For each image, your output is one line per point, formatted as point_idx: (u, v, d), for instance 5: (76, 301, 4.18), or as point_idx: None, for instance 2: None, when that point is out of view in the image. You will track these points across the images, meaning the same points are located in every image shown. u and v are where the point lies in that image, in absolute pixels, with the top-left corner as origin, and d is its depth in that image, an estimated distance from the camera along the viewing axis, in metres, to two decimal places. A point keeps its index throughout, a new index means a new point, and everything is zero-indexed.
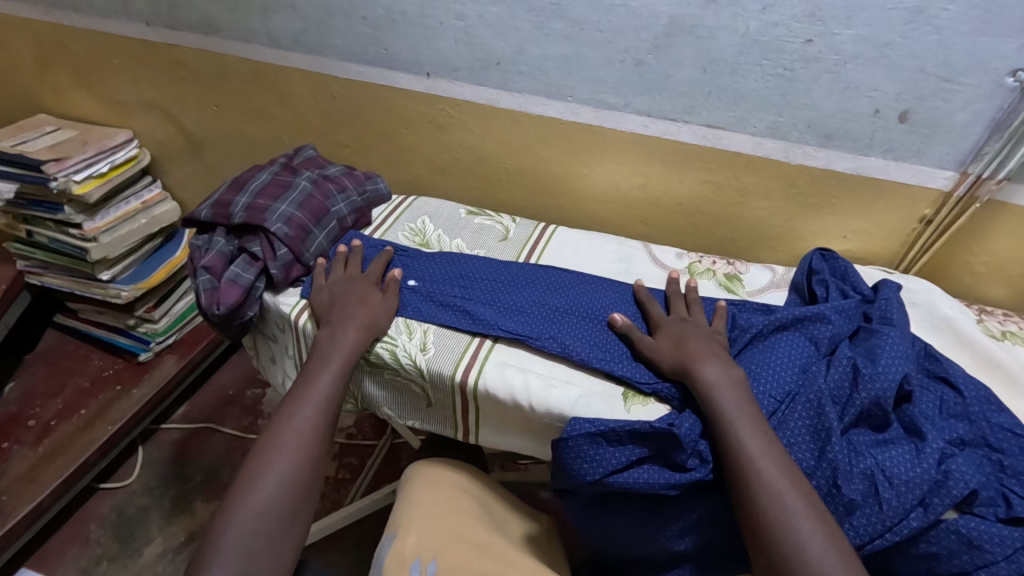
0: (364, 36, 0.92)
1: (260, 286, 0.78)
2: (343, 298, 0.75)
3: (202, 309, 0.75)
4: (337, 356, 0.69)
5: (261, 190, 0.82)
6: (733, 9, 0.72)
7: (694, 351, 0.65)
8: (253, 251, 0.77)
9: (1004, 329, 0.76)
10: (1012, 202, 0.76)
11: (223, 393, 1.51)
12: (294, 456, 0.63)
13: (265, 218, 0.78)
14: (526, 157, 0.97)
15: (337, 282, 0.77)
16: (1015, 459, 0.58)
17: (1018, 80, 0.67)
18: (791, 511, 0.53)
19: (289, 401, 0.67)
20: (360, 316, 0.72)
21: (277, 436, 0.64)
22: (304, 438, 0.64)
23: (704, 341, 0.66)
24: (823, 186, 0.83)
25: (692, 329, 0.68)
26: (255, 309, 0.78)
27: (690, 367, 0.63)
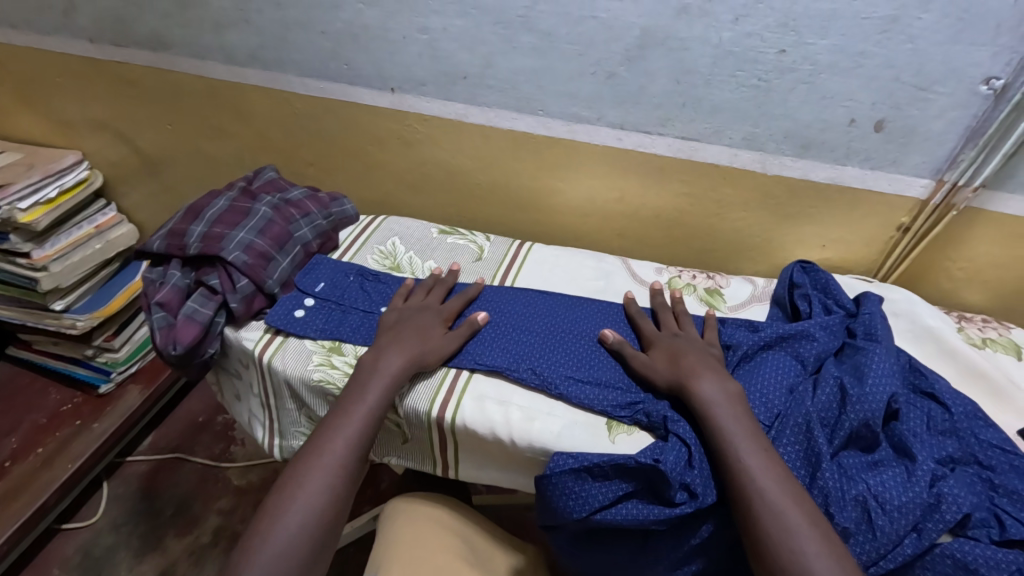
0: (324, 51, 0.88)
1: (220, 321, 0.74)
2: (399, 324, 0.71)
3: (158, 349, 0.71)
4: (376, 385, 0.64)
5: (218, 218, 0.78)
6: (705, 20, 0.69)
7: (689, 366, 0.63)
8: (211, 284, 0.73)
9: (984, 335, 0.75)
10: (989, 209, 0.76)
11: (193, 419, 1.45)
12: (317, 496, 0.58)
13: (222, 247, 0.74)
14: (498, 172, 0.94)
15: (400, 312, 0.73)
16: (1006, 477, 0.57)
17: (992, 88, 0.66)
18: (798, 534, 0.51)
19: (322, 430, 0.62)
20: (411, 345, 0.67)
21: (305, 471, 0.59)
22: (332, 474, 0.59)
23: (699, 355, 0.65)
24: (800, 195, 0.82)
25: (685, 343, 0.67)
26: (217, 345, 0.74)
27: (687, 382, 0.62)
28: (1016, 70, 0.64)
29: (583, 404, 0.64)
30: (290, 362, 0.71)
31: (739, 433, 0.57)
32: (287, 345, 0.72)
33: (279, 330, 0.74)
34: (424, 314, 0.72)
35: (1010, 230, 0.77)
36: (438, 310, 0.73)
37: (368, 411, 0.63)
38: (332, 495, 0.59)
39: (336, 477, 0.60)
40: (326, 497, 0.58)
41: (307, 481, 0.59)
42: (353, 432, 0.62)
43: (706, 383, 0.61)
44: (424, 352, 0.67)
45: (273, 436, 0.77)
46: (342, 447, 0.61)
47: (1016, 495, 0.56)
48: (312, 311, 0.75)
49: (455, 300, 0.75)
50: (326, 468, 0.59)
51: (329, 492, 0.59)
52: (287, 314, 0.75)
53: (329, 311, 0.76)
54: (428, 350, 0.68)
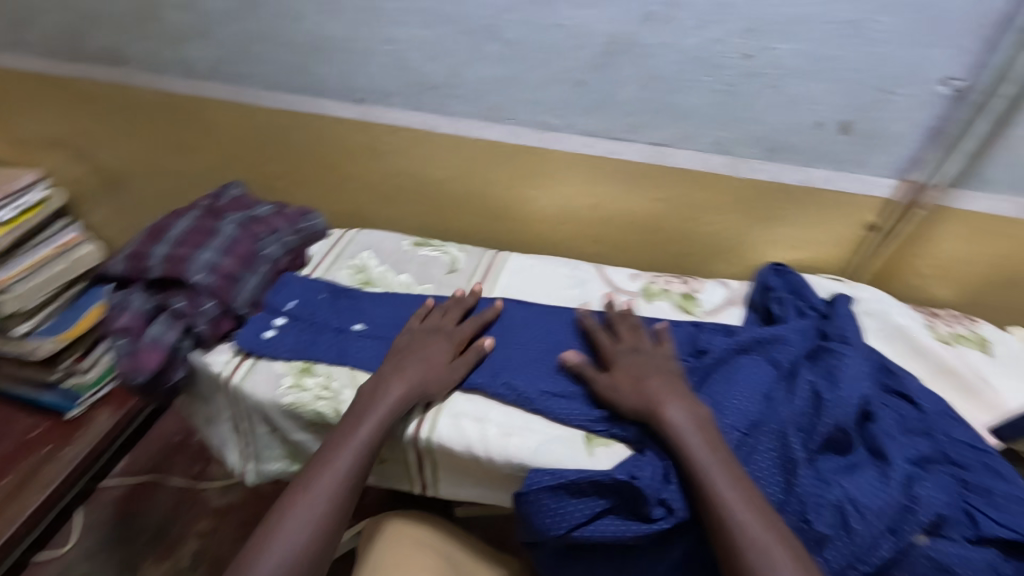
0: (287, 63, 0.86)
1: (186, 345, 0.71)
2: (411, 348, 0.68)
3: (120, 377, 0.69)
4: (372, 416, 0.62)
5: (181, 239, 0.76)
6: (670, 26, 0.69)
7: (652, 392, 0.61)
8: (174, 308, 0.71)
9: (954, 332, 0.76)
10: (952, 206, 0.77)
11: (168, 440, 1.36)
12: (298, 533, 0.56)
13: (186, 269, 0.72)
14: (470, 181, 0.93)
15: (413, 333, 0.71)
16: (977, 475, 0.58)
17: (951, 88, 0.67)
18: (779, 569, 0.49)
19: (313, 462, 0.60)
20: (413, 375, 0.65)
21: (291, 505, 0.57)
22: (320, 510, 0.57)
23: (664, 376, 0.63)
24: (771, 197, 0.82)
25: (647, 361, 0.65)
26: (183, 370, 0.72)
27: (656, 411, 0.60)
28: (974, 70, 0.65)
29: (560, 418, 0.64)
30: (262, 388, 0.69)
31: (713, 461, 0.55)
32: (256, 368, 0.71)
33: (249, 352, 0.72)
34: (435, 338, 0.70)
35: (974, 226, 0.78)
36: (450, 333, 0.71)
37: (359, 442, 0.61)
38: (317, 531, 0.56)
39: (321, 512, 0.57)
40: (310, 532, 0.56)
41: (292, 515, 0.57)
42: (344, 465, 0.59)
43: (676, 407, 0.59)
44: (427, 383, 0.65)
45: (246, 462, 0.75)
46: (332, 482, 0.59)
47: (988, 493, 0.56)
48: (282, 332, 0.74)
49: (468, 323, 0.72)
50: (314, 504, 0.57)
51: (313, 527, 0.56)
52: (256, 337, 0.72)
53: (299, 331, 0.74)
54: (432, 381, 0.65)
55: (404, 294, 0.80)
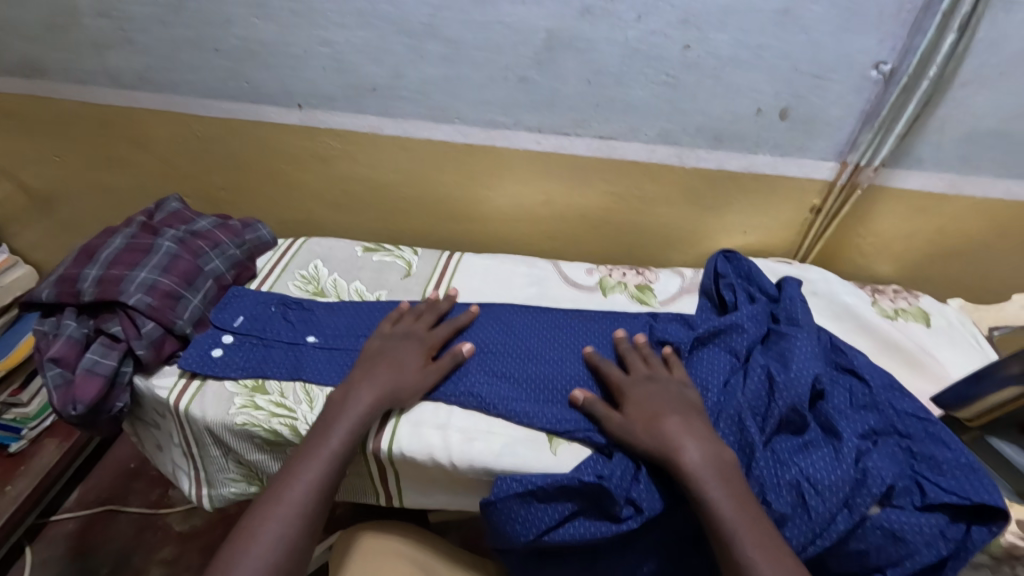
0: (221, 69, 0.83)
1: (127, 370, 0.68)
2: (383, 354, 0.67)
3: (56, 410, 0.65)
4: (343, 418, 0.61)
5: (115, 259, 0.72)
6: (609, 20, 0.69)
7: (668, 433, 0.57)
8: (112, 332, 0.67)
9: (896, 306, 0.79)
10: (889, 185, 0.80)
11: (125, 466, 1.29)
12: (271, 549, 0.53)
13: (121, 290, 0.68)
14: (421, 183, 0.91)
15: (385, 338, 0.69)
16: (923, 444, 0.60)
17: (880, 72, 0.69)
18: None
19: (282, 476, 0.58)
20: (384, 381, 0.64)
21: (259, 521, 0.55)
22: (291, 523, 0.55)
23: (679, 413, 0.59)
24: (718, 185, 0.84)
25: (661, 396, 0.61)
26: (126, 398, 0.68)
27: (671, 453, 0.56)
28: (901, 55, 0.67)
29: (522, 420, 0.63)
30: (213, 412, 0.66)
31: (725, 499, 0.52)
32: (205, 389, 0.68)
33: (195, 373, 0.69)
34: (408, 343, 0.68)
35: (909, 204, 0.81)
36: (422, 338, 0.69)
37: (331, 453, 0.59)
38: (288, 547, 0.54)
39: (290, 527, 0.55)
40: (281, 549, 0.54)
41: (261, 531, 0.54)
42: (315, 477, 0.57)
43: (693, 443, 0.56)
44: (397, 391, 0.63)
45: (200, 487, 0.72)
46: (303, 495, 0.56)
47: (934, 461, 0.58)
48: (230, 350, 0.71)
49: (441, 327, 0.71)
50: (286, 517, 0.55)
51: (281, 543, 0.54)
52: (204, 357, 0.69)
53: (248, 348, 0.71)
54: (404, 387, 0.64)
55: (358, 301, 0.78)
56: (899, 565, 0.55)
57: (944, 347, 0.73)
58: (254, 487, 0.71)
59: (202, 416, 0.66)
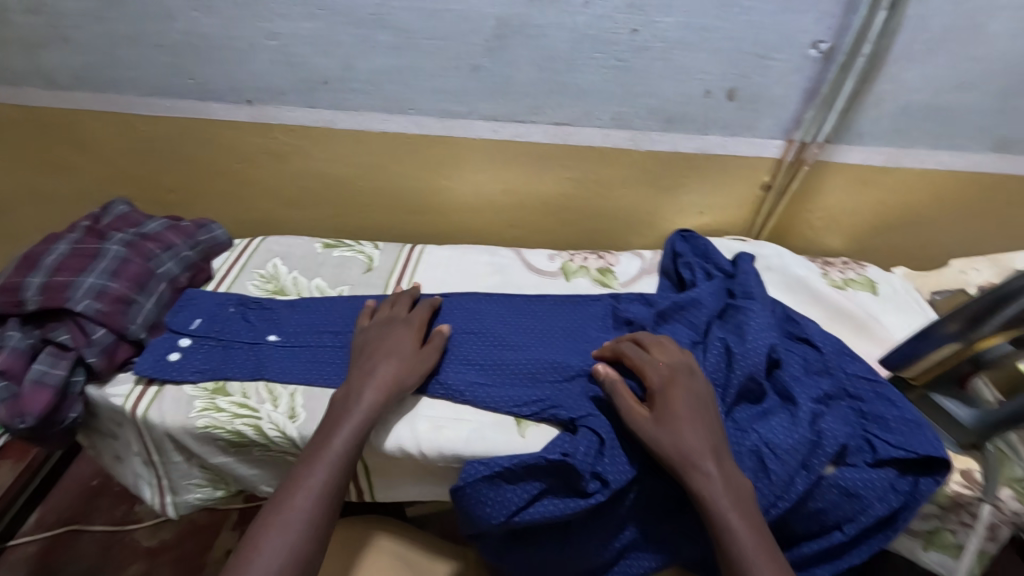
0: (164, 66, 0.80)
1: (79, 380, 0.66)
2: (376, 344, 0.66)
3: (4, 425, 0.62)
4: (353, 416, 0.59)
5: (60, 265, 0.69)
6: (557, 6, 0.70)
7: (690, 447, 0.54)
8: (59, 341, 0.65)
9: (846, 277, 0.82)
10: (833, 160, 0.83)
11: (85, 485, 1.22)
12: (275, 557, 0.52)
13: (67, 297, 0.66)
14: (379, 176, 0.90)
15: (370, 329, 0.69)
16: (873, 404, 0.63)
17: (820, 51, 0.71)
18: None
19: (288, 483, 0.56)
20: (384, 371, 0.63)
21: (265, 526, 0.53)
22: (297, 526, 0.53)
23: (704, 424, 0.56)
24: (673, 167, 0.85)
25: (687, 402, 0.58)
26: (79, 408, 0.66)
27: (690, 468, 0.54)
28: (838, 33, 0.69)
29: (489, 406, 0.64)
30: (178, 419, 0.64)
31: (741, 525, 0.51)
32: (163, 394, 0.66)
33: (152, 378, 0.67)
34: (396, 329, 0.68)
35: (854, 178, 0.84)
36: (407, 322, 0.69)
37: (336, 456, 0.57)
38: (295, 554, 0.52)
39: (300, 532, 0.53)
40: (289, 553, 0.52)
41: (267, 537, 0.53)
42: (321, 479, 0.56)
43: (713, 463, 0.54)
44: (399, 375, 0.63)
45: (163, 495, 0.70)
46: (308, 500, 0.55)
47: (883, 420, 0.61)
48: (186, 354, 0.69)
49: (422, 310, 0.71)
50: (292, 520, 0.54)
51: (289, 549, 0.52)
52: (160, 364, 0.67)
53: (206, 350, 0.69)
54: (407, 370, 0.64)
55: (318, 297, 0.77)
56: (853, 520, 0.58)
57: (890, 312, 0.77)
58: (220, 492, 0.70)
59: (166, 422, 0.64)
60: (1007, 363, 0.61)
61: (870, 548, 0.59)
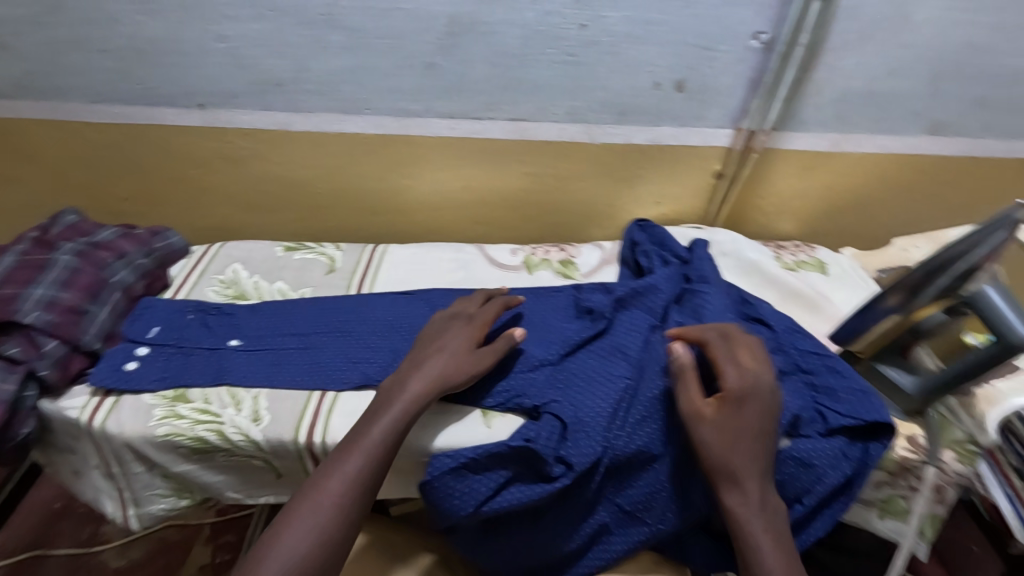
0: (110, 71, 0.79)
1: (31, 394, 0.63)
2: (435, 342, 0.65)
3: None
4: (397, 405, 0.59)
5: (5, 278, 0.67)
6: (506, 3, 0.71)
7: (736, 466, 0.54)
8: (6, 355, 0.62)
9: (797, 259, 0.85)
10: (780, 147, 0.86)
11: (49, 509, 1.14)
12: (301, 540, 0.51)
13: (15, 309, 0.64)
14: (339, 177, 0.90)
15: (436, 325, 0.68)
16: (823, 377, 0.65)
17: (760, 41, 0.74)
18: None
19: (325, 465, 0.56)
20: (432, 370, 0.61)
21: (294, 512, 0.52)
22: (328, 512, 0.53)
23: (758, 443, 0.55)
24: (629, 159, 0.87)
25: (751, 417, 0.56)
26: (32, 423, 0.64)
27: (730, 482, 0.54)
28: (776, 24, 0.72)
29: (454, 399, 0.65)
30: (140, 429, 0.63)
31: (769, 547, 0.52)
32: (121, 404, 0.65)
33: (110, 389, 0.66)
34: (459, 326, 0.66)
35: (800, 164, 0.88)
36: (471, 317, 0.67)
37: (373, 445, 0.56)
38: (322, 541, 0.52)
39: (331, 519, 0.52)
40: (318, 540, 0.51)
41: (294, 523, 0.52)
42: (355, 467, 0.55)
43: (754, 484, 0.54)
44: (444, 379, 0.61)
45: (127, 507, 0.69)
46: (341, 484, 0.54)
47: (833, 392, 0.64)
48: (143, 364, 0.67)
49: (491, 305, 0.69)
50: (324, 506, 0.53)
51: (318, 536, 0.52)
52: (117, 376, 0.66)
53: (164, 359, 0.68)
54: (453, 375, 0.61)
55: (280, 300, 0.76)
56: (813, 492, 0.60)
57: (840, 291, 0.80)
58: (185, 500, 0.69)
59: (128, 432, 0.63)
60: (948, 333, 0.65)
61: (832, 518, 0.60)
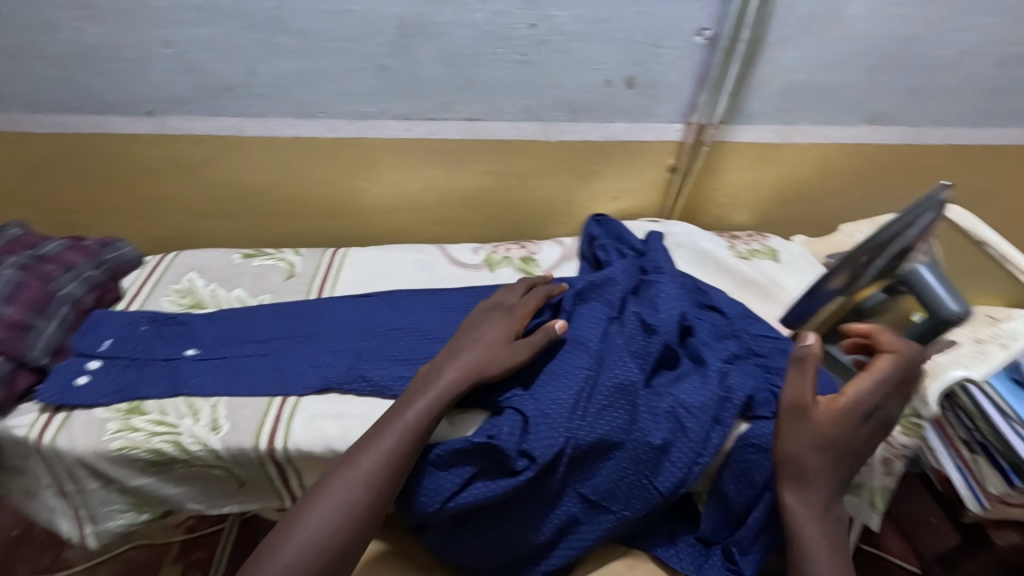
0: (52, 79, 0.77)
1: None
2: (474, 332, 0.66)
3: None
4: (428, 391, 0.60)
5: None
6: (454, 4, 0.72)
7: (813, 470, 0.55)
8: None
9: (750, 248, 0.88)
10: (729, 140, 0.89)
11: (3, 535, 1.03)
12: (333, 512, 0.53)
13: None
14: (296, 182, 0.88)
15: (475, 316, 0.69)
16: (774, 359, 0.67)
17: (704, 38, 0.76)
18: None
19: (362, 441, 0.57)
20: (467, 360, 0.62)
21: (323, 490, 0.54)
22: (357, 490, 0.54)
23: (842, 453, 0.56)
24: (585, 156, 0.89)
25: (849, 428, 0.56)
26: None
27: (800, 483, 0.55)
28: (717, 21, 0.75)
29: None
30: (96, 443, 0.61)
31: (820, 551, 0.54)
32: (72, 420, 0.63)
33: (59, 406, 0.64)
34: (500, 318, 0.68)
35: (750, 156, 0.90)
36: (511, 309, 0.69)
37: (408, 423, 0.58)
38: (350, 518, 0.53)
39: (368, 492, 0.54)
40: (348, 516, 0.53)
41: (327, 497, 0.53)
42: (388, 445, 0.56)
43: (824, 489, 0.55)
44: (479, 370, 0.61)
45: (83, 525, 0.67)
46: (373, 463, 0.55)
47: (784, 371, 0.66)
48: (95, 376, 0.65)
49: (531, 297, 0.70)
50: (357, 482, 0.54)
51: (348, 511, 0.53)
52: (66, 390, 0.64)
53: (115, 372, 0.66)
54: (487, 366, 0.62)
55: (237, 307, 0.75)
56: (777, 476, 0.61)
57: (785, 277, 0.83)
58: (146, 514, 0.68)
59: (83, 446, 0.61)
60: (885, 312, 0.68)
61: None
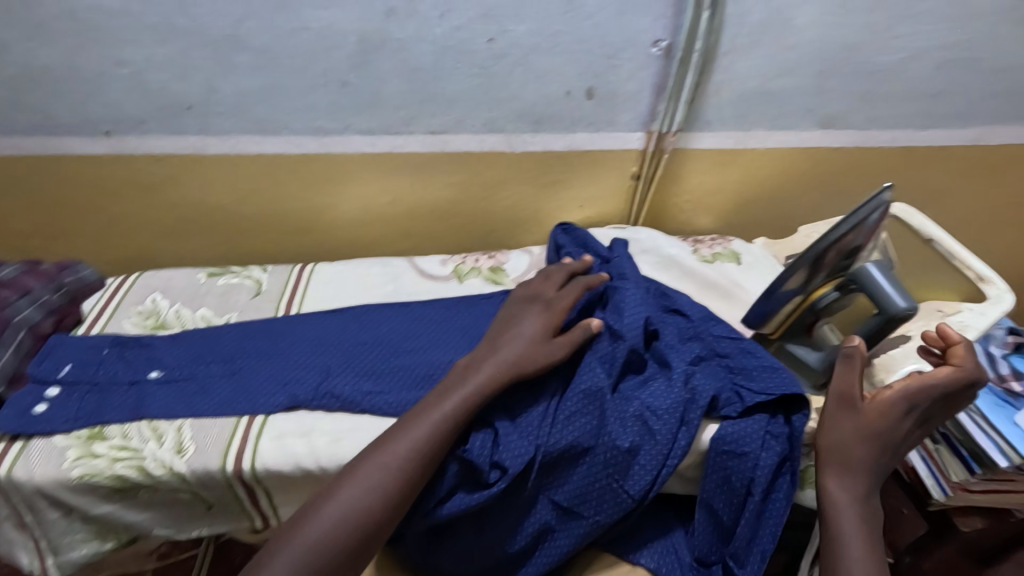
0: (8, 100, 0.76)
1: None
2: (510, 327, 0.68)
3: None
4: (468, 379, 0.61)
5: None
6: (413, 20, 0.73)
7: (854, 457, 0.59)
8: None
9: (714, 251, 0.89)
10: (688, 147, 0.90)
11: None
12: (367, 490, 0.54)
13: None
14: (259, 198, 0.88)
15: (516, 307, 0.72)
16: (739, 359, 0.68)
17: (660, 49, 0.79)
18: None
19: (405, 421, 0.59)
20: (505, 356, 0.63)
21: (320, 500, 0.54)
22: (388, 476, 0.55)
23: (882, 444, 0.60)
24: (549, 165, 0.90)
25: (890, 421, 0.60)
26: None
27: (839, 470, 0.59)
28: (672, 32, 0.77)
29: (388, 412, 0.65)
30: (56, 471, 0.60)
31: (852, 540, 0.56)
32: (29, 449, 0.61)
33: (15, 435, 0.62)
34: (538, 310, 0.69)
35: (711, 163, 0.92)
36: (551, 301, 0.70)
37: (442, 417, 0.58)
38: (376, 512, 0.54)
39: (367, 497, 0.54)
40: (353, 520, 0.53)
41: (340, 496, 0.54)
42: (422, 433, 0.57)
43: (861, 479, 0.58)
44: (518, 364, 0.62)
45: (40, 559, 0.64)
46: (408, 448, 0.56)
47: (750, 371, 0.67)
48: (49, 404, 0.64)
49: (572, 287, 0.72)
50: (383, 474, 0.55)
51: (364, 512, 0.53)
52: (16, 418, 0.62)
53: (72, 399, 0.65)
54: (527, 362, 0.63)
55: (204, 327, 0.74)
56: (756, 480, 0.62)
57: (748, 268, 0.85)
58: (110, 543, 0.66)
59: (38, 474, 0.60)
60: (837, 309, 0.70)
61: (783, 500, 0.63)
